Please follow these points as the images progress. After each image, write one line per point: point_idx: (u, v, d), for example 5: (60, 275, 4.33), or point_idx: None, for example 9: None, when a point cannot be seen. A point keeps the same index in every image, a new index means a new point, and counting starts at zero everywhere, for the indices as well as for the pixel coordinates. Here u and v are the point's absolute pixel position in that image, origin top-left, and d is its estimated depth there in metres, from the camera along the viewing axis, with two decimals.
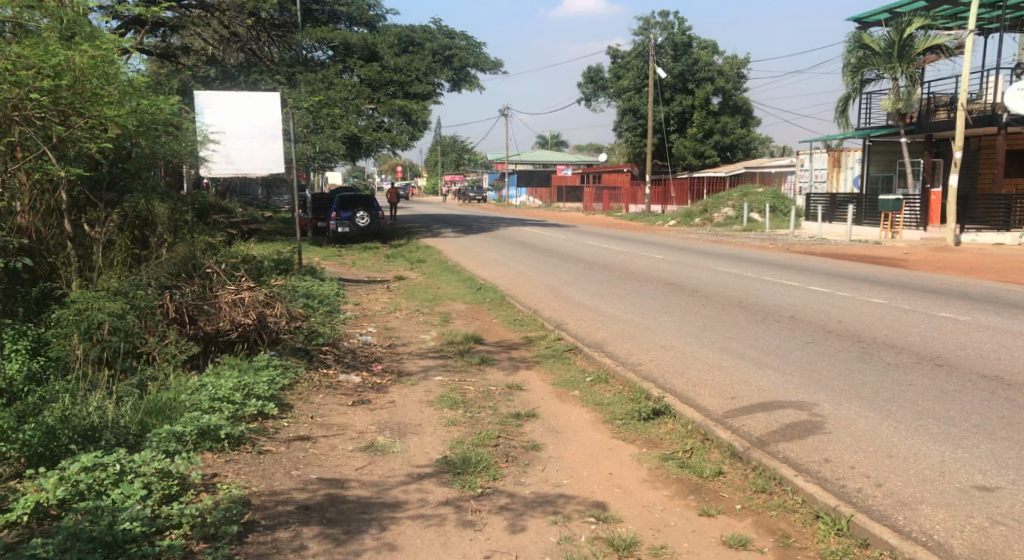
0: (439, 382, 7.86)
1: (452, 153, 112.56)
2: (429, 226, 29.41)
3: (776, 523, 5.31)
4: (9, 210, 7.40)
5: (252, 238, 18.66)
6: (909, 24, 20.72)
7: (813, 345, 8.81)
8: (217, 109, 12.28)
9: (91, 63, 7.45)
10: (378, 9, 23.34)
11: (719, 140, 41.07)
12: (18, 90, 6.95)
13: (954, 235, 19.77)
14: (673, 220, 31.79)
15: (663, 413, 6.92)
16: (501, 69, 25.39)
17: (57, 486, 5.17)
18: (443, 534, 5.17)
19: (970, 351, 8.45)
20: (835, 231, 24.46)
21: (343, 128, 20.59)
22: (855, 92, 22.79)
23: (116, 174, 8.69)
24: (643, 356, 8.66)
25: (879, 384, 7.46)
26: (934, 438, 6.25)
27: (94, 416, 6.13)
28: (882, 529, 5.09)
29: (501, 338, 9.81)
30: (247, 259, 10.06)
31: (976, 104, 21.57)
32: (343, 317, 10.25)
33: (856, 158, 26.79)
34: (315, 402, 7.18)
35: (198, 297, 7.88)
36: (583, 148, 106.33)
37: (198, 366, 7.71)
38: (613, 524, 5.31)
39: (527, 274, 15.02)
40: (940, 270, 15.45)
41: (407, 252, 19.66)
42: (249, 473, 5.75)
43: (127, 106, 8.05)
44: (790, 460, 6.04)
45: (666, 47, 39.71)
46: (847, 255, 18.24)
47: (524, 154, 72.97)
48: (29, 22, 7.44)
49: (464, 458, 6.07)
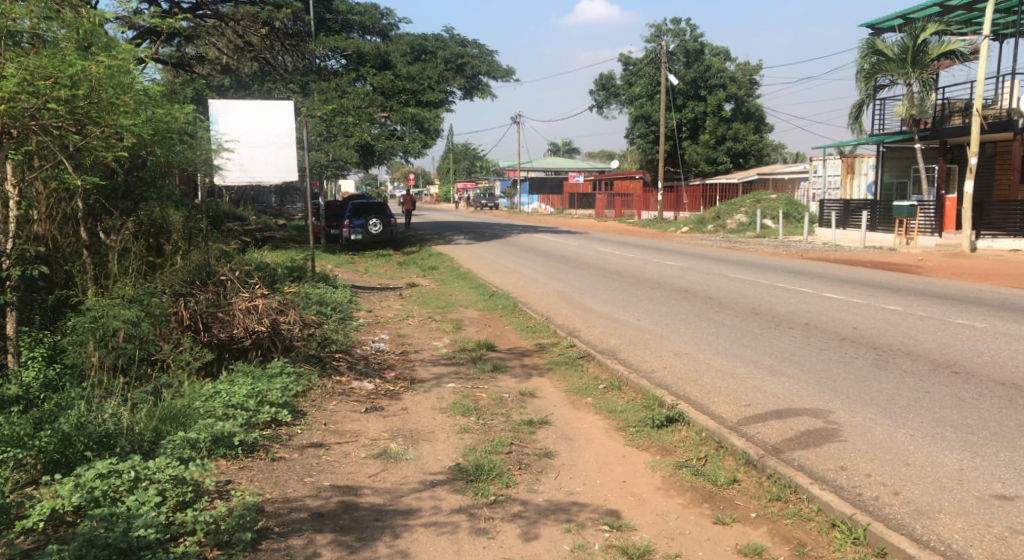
0: (452, 390, 7.86)
1: (464, 160, 112.84)
2: (441, 233, 29.30)
3: (791, 531, 5.27)
4: (26, 219, 7.58)
5: (265, 246, 18.68)
6: (923, 30, 20.64)
7: (828, 353, 8.76)
8: (232, 117, 12.38)
9: (105, 72, 7.24)
10: (390, 18, 23.65)
11: (731, 147, 40.99)
12: (36, 100, 6.73)
13: (970, 242, 19.49)
14: (687, 227, 31.64)
15: (676, 421, 6.87)
16: (513, 77, 25.44)
17: (73, 492, 5.19)
18: (456, 542, 5.16)
19: (988, 358, 8.37)
20: (849, 237, 24.32)
21: (356, 136, 20.78)
22: (868, 97, 22.66)
23: (130, 182, 8.73)
24: (657, 364, 8.62)
25: (895, 391, 7.40)
26: (951, 447, 6.20)
27: (108, 423, 6.16)
28: (900, 539, 5.05)
29: (514, 345, 9.79)
30: (260, 266, 10.12)
31: (992, 109, 21.42)
32: (355, 324, 10.27)
33: (870, 164, 26.86)
34: (329, 409, 7.19)
35: (213, 303, 7.90)
36: (596, 156, 106.32)
37: (212, 373, 7.72)
38: (627, 532, 5.29)
39: (539, 281, 14.99)
40: (955, 276, 15.40)
41: (420, 259, 19.65)
42: (262, 480, 5.76)
43: (142, 115, 8.10)
44: (806, 468, 5.99)
45: (678, 54, 39.69)
46: (862, 262, 18.16)
47: (536, 163, 73.02)
48: (47, 33, 7.35)
49: (477, 466, 6.05)
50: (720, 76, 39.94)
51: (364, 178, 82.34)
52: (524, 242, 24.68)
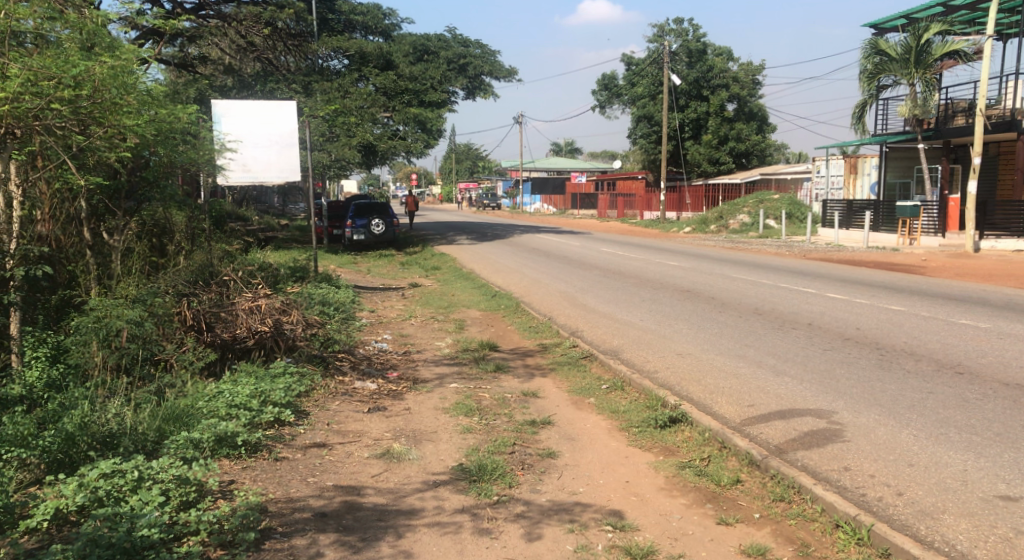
0: (454, 390, 7.86)
1: (467, 161, 112.91)
2: (443, 233, 29.30)
3: (794, 532, 5.27)
4: (31, 219, 7.60)
5: (268, 246, 18.73)
6: (926, 30, 20.68)
7: (831, 353, 8.75)
8: (235, 117, 12.41)
9: (109, 72, 7.26)
10: (393, 18, 23.66)
11: (734, 147, 41.03)
12: (39, 100, 6.73)
13: (974, 242, 19.48)
14: (689, 227, 31.61)
15: (679, 421, 6.87)
16: (516, 77, 25.44)
17: (76, 492, 5.20)
18: (459, 542, 5.16)
19: (991, 359, 8.36)
20: (851, 237, 24.32)
21: (358, 136, 20.78)
22: (871, 98, 22.58)
23: (134, 182, 8.84)
24: (660, 364, 8.62)
25: (899, 392, 7.39)
26: (955, 447, 6.19)
27: (112, 423, 6.16)
28: (904, 539, 5.04)
29: (516, 345, 9.79)
30: (263, 266, 10.16)
31: (996, 110, 21.40)
32: (358, 325, 10.27)
33: (873, 164, 26.82)
34: (332, 409, 7.19)
35: (216, 303, 7.91)
36: (598, 156, 106.42)
37: (215, 373, 7.72)
38: (630, 532, 5.28)
39: (541, 281, 14.98)
40: (958, 276, 15.39)
41: (422, 259, 19.65)
42: (265, 480, 5.76)
43: (145, 115, 8.13)
44: (809, 469, 5.99)
45: (682, 55, 39.54)
46: (865, 262, 18.15)
47: (539, 163, 73.09)
48: (50, 33, 7.37)
49: (480, 466, 6.05)
50: (723, 76, 39.91)
51: (366, 179, 82.46)
52: (526, 242, 24.69)
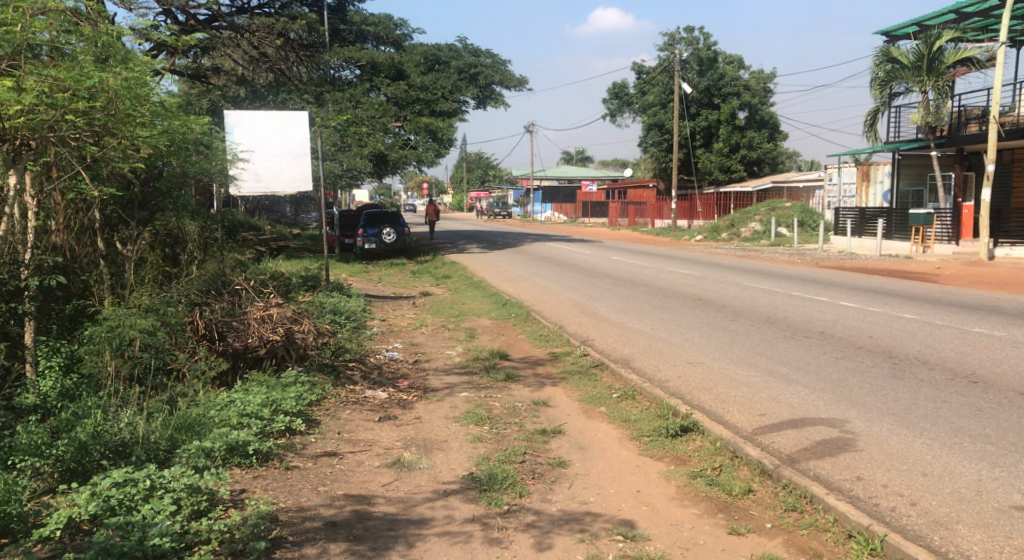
0: (465, 399, 7.85)
1: (476, 171, 113.51)
2: (453, 243, 29.09)
3: (807, 542, 5.24)
4: (44, 230, 7.75)
5: (281, 254, 19.12)
6: (938, 37, 20.52)
7: (844, 362, 8.71)
8: (248, 128, 12.47)
9: (122, 84, 7.24)
10: (404, 29, 23.85)
11: (745, 155, 40.98)
12: (54, 111, 6.75)
13: (987, 249, 19.37)
14: (700, 234, 31.63)
15: (691, 430, 6.86)
16: (526, 87, 25.48)
17: (89, 501, 5.23)
18: (470, 552, 5.16)
19: (1006, 368, 8.30)
20: (864, 246, 24.24)
21: (370, 146, 20.72)
22: (884, 105, 22.44)
23: (146, 193, 8.84)
24: (671, 373, 8.59)
25: (911, 401, 7.36)
26: (969, 457, 6.15)
27: (125, 432, 6.16)
28: (918, 550, 5.01)
29: (526, 354, 9.78)
30: (275, 275, 10.27)
31: (1009, 116, 21.30)
32: (370, 333, 10.32)
33: (886, 172, 26.60)
34: (342, 418, 7.20)
35: (228, 313, 7.95)
36: (610, 164, 106.94)
37: (227, 383, 7.75)
38: (641, 543, 5.26)
39: (553, 290, 14.90)
40: (972, 284, 15.28)
41: (433, 267, 19.72)
42: (277, 489, 5.77)
43: (158, 127, 8.22)
44: (821, 478, 5.96)
45: (692, 63, 39.69)
46: (880, 271, 18.02)
47: (550, 172, 73.76)
48: (65, 46, 7.35)
49: (491, 475, 6.05)
50: (734, 84, 39.91)
51: (374, 188, 83.18)
52: (537, 250, 24.74)
